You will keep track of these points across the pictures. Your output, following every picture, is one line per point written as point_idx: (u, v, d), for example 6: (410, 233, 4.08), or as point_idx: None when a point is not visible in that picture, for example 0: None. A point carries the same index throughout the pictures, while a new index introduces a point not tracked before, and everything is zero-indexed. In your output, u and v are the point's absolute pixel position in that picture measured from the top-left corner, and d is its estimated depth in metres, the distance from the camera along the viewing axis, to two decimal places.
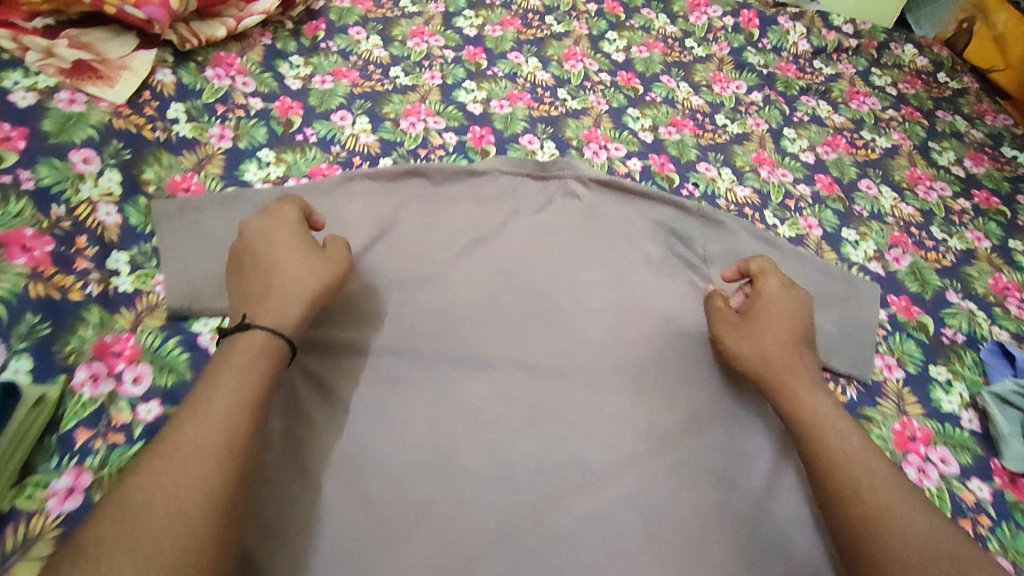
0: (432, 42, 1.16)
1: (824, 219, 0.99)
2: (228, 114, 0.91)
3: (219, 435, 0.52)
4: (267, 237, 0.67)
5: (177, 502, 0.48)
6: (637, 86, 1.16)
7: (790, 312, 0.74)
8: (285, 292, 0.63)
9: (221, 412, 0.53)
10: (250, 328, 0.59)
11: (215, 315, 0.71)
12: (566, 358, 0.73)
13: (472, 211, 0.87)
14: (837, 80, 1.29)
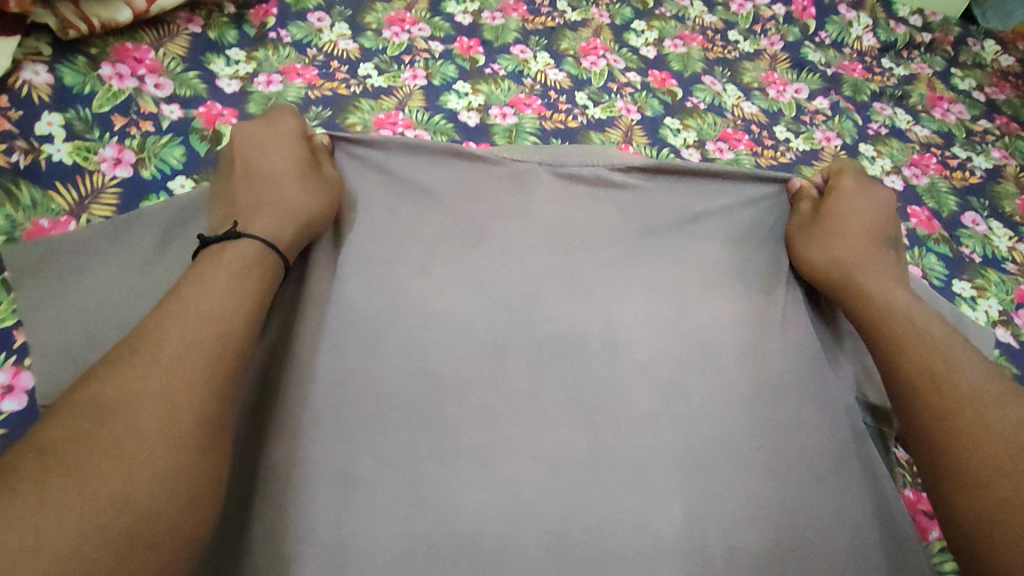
0: (414, 31, 0.92)
1: (927, 266, 0.76)
2: (129, 129, 0.66)
3: (196, 369, 0.42)
4: (269, 145, 0.60)
5: (161, 405, 0.39)
6: (675, 89, 0.92)
7: (872, 228, 0.66)
8: (281, 202, 0.56)
9: (215, 311, 0.45)
10: (238, 237, 0.51)
11: None
12: (607, 496, 0.50)
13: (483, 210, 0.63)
14: (914, 82, 1.05)
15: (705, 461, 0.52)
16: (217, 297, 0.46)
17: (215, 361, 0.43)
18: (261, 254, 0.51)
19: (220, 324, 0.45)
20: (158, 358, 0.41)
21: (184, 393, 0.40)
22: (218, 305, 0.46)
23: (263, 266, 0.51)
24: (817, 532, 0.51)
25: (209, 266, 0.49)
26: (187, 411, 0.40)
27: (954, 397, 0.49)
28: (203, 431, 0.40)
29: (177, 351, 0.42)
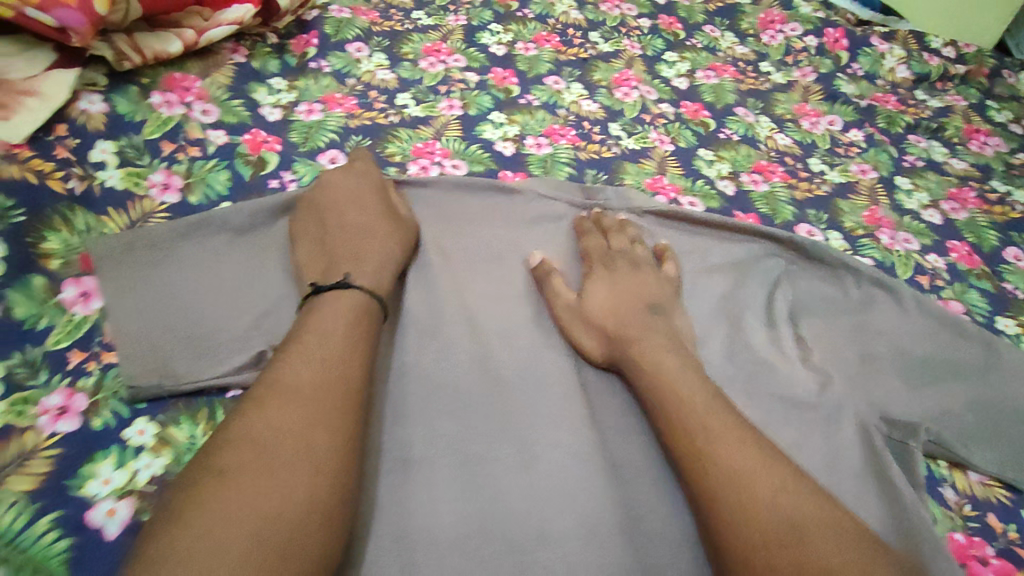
0: (450, 62, 0.94)
1: (969, 303, 0.74)
2: (177, 155, 0.68)
3: (325, 414, 0.44)
4: (356, 192, 0.63)
5: (305, 440, 0.42)
6: (708, 119, 0.92)
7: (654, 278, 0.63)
8: (373, 248, 0.58)
9: (339, 352, 0.48)
10: (350, 288, 0.54)
11: (124, 466, 0.47)
12: (645, 539, 0.50)
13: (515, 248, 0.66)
14: (949, 114, 1.04)
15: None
16: (334, 342, 0.49)
17: (339, 404, 0.45)
18: (366, 304, 0.54)
19: (339, 368, 0.47)
20: (288, 408, 0.44)
21: (319, 440, 0.43)
22: (335, 351, 0.48)
23: (369, 313, 0.53)
24: None
25: (325, 314, 0.51)
26: (323, 452, 0.42)
27: (737, 471, 0.45)
28: (339, 470, 0.43)
29: (305, 398, 0.44)
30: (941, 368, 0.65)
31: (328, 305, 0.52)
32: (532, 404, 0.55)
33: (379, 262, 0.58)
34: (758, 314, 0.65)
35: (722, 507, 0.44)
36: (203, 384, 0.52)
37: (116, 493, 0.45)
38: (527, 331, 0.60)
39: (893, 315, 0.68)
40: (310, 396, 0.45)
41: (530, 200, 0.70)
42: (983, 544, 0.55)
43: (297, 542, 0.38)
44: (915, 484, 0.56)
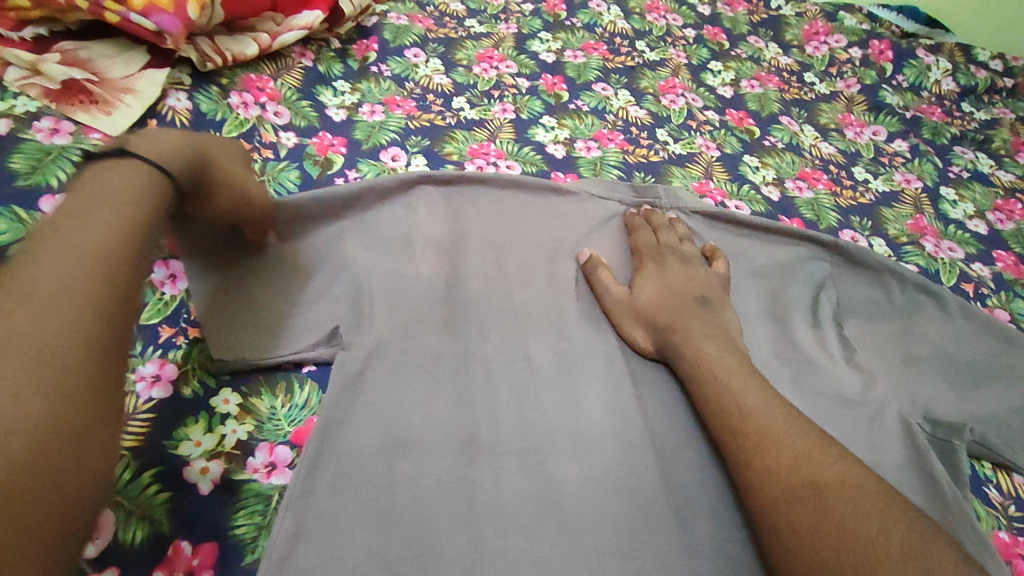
0: (502, 68, 0.98)
1: (1016, 311, 0.75)
2: (252, 153, 0.72)
3: (99, 261, 0.37)
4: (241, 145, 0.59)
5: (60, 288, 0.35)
6: (752, 127, 0.94)
7: (705, 279, 0.65)
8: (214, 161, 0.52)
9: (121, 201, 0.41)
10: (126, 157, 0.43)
11: (229, 423, 0.52)
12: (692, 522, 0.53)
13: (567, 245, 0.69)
14: (996, 127, 1.04)
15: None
16: (108, 193, 0.41)
17: (108, 248, 0.38)
18: (150, 176, 0.44)
19: (125, 220, 0.40)
20: (52, 259, 0.36)
21: (87, 282, 0.36)
22: (122, 203, 0.41)
23: (150, 182, 0.44)
24: None
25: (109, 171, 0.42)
26: (92, 296, 0.36)
27: (764, 445, 0.49)
28: (93, 331, 0.35)
29: (87, 245, 0.37)
30: (984, 373, 0.66)
31: (109, 168, 0.43)
32: (584, 394, 0.58)
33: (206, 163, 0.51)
34: (802, 315, 0.68)
35: (752, 482, 0.48)
36: (280, 360, 0.57)
37: (223, 447, 0.51)
38: (578, 324, 0.63)
39: (937, 320, 0.69)
40: (72, 253, 0.36)
41: (581, 200, 0.73)
42: None
43: (67, 402, 0.32)
44: (959, 481, 0.57)
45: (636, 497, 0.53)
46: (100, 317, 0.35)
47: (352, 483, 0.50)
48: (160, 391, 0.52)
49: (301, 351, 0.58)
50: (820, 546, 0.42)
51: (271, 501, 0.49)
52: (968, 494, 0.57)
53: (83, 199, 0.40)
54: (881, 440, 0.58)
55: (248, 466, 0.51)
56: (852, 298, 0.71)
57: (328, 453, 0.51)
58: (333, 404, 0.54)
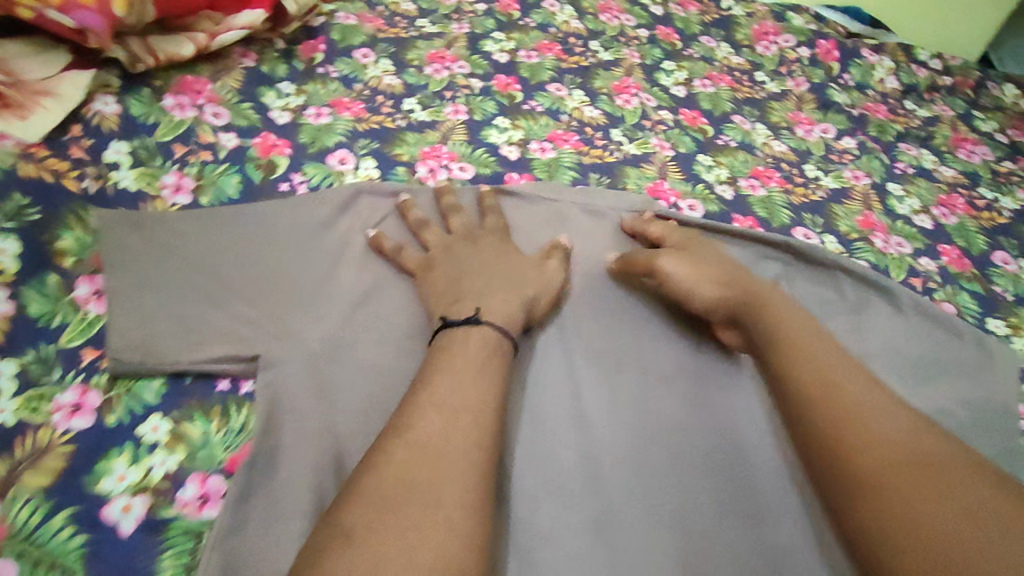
0: (455, 68, 0.96)
1: (962, 305, 0.76)
2: (190, 158, 0.68)
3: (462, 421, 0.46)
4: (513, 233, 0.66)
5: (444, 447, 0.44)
6: (706, 126, 0.95)
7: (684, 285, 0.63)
8: (525, 288, 0.59)
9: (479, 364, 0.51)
10: (479, 325, 0.54)
11: (169, 453, 0.48)
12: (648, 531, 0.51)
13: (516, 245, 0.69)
14: (937, 124, 1.08)
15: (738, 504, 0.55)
16: (459, 367, 0.50)
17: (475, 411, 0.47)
18: (496, 338, 0.54)
19: (463, 389, 0.48)
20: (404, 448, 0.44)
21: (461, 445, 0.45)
22: (462, 372, 0.50)
23: (498, 347, 0.53)
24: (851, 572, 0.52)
25: (454, 342, 0.52)
26: (489, 434, 0.46)
27: (848, 417, 0.48)
28: (467, 460, 0.44)
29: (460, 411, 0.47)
30: (929, 370, 0.67)
31: (458, 343, 0.52)
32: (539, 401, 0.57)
33: (519, 294, 0.58)
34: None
35: (839, 459, 0.46)
36: (184, 367, 0.52)
37: (152, 482, 0.47)
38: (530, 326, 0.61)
39: (886, 314, 0.71)
40: (443, 426, 0.45)
41: (538, 206, 0.74)
42: None
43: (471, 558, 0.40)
44: None
45: (595, 509, 0.52)
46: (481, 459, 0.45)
47: (287, 513, 0.46)
48: (76, 425, 0.48)
49: (216, 363, 0.53)
50: (909, 529, 0.40)
51: (201, 538, 0.46)
52: None
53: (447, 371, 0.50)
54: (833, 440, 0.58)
55: (178, 502, 0.47)
56: (810, 293, 0.71)
57: (262, 483, 0.47)
58: (265, 428, 0.49)
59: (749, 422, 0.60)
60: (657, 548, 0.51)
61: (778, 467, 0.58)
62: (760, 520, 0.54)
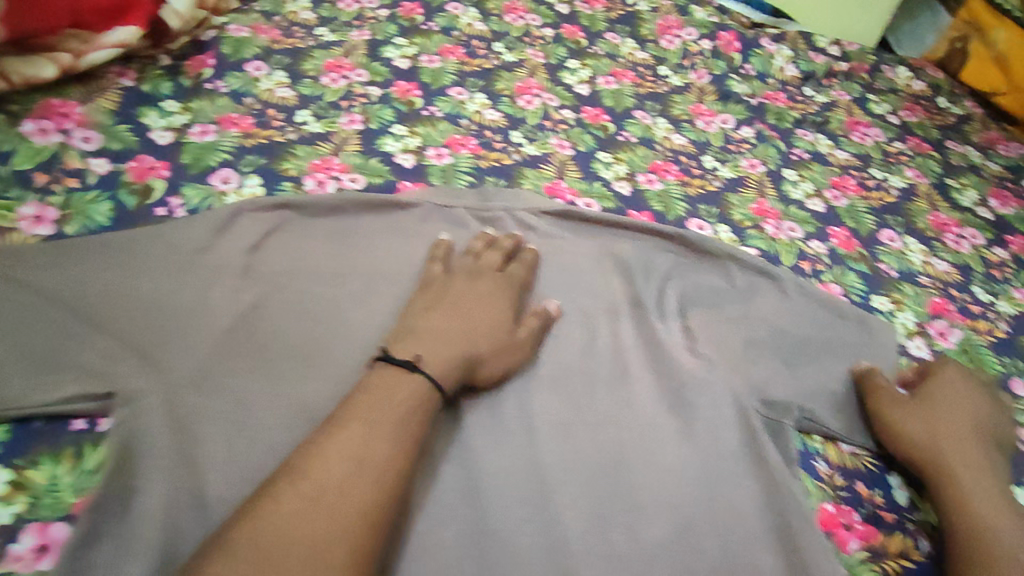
0: (352, 77, 0.94)
1: (849, 285, 0.79)
2: (52, 186, 0.66)
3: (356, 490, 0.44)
4: (497, 287, 0.64)
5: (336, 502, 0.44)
6: (608, 123, 0.96)
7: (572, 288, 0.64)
8: (477, 341, 0.58)
9: (397, 412, 0.49)
10: (415, 373, 0.52)
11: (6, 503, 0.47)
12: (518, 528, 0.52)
13: (399, 251, 0.70)
14: (833, 109, 1.11)
15: (619, 502, 0.55)
16: (376, 407, 0.49)
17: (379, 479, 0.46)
18: (424, 391, 0.52)
19: (374, 437, 0.47)
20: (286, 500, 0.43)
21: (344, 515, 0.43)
22: (378, 416, 0.49)
23: (426, 406, 0.52)
24: (719, 550, 0.54)
25: (376, 383, 0.51)
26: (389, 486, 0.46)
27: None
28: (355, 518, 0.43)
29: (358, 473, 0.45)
30: (814, 348, 0.70)
31: (386, 380, 0.51)
32: None
33: (468, 345, 0.57)
34: (650, 307, 0.69)
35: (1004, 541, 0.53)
36: (31, 411, 0.51)
37: None
38: None
39: (775, 300, 0.73)
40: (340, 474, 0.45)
41: (428, 208, 0.74)
42: (850, 510, 0.58)
43: None
44: (787, 459, 0.60)
45: (467, 520, 0.52)
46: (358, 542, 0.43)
47: (133, 550, 0.46)
48: None
49: (68, 403, 0.52)
50: None
51: None
52: (796, 471, 0.59)
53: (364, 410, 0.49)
54: (708, 427, 0.60)
55: (10, 556, 0.45)
56: (703, 284, 0.73)
57: (112, 520, 0.48)
58: (115, 467, 0.49)
59: (634, 415, 0.60)
60: (528, 551, 0.51)
61: (660, 460, 0.58)
62: (641, 515, 0.55)
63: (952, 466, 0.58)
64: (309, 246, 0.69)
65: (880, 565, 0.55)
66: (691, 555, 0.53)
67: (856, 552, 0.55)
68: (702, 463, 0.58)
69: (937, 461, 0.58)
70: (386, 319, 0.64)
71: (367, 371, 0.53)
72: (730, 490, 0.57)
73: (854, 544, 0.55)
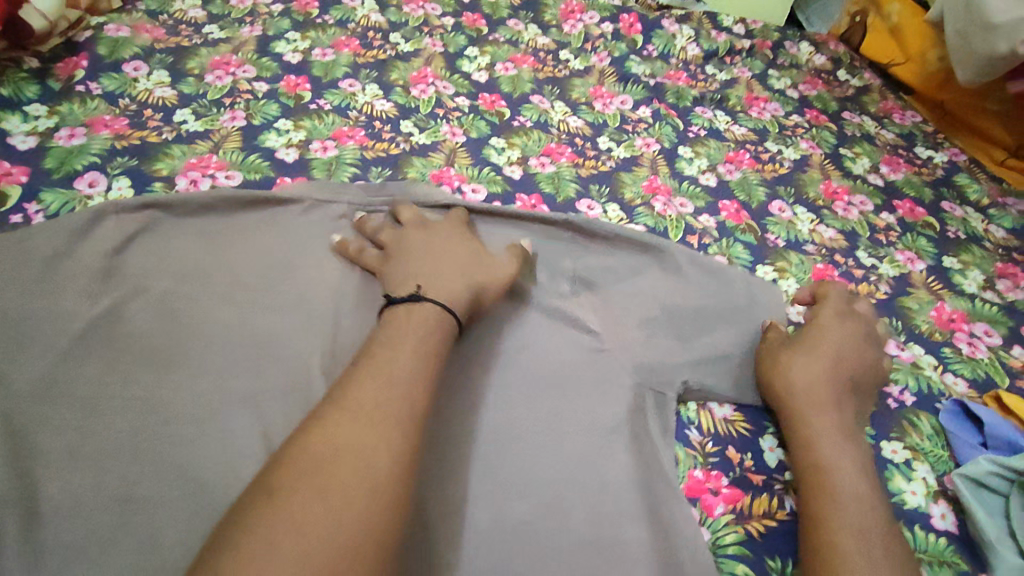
0: (239, 73, 0.92)
1: (734, 256, 0.80)
2: None
3: (380, 446, 0.44)
4: (453, 229, 0.69)
5: (361, 456, 0.43)
6: (503, 109, 0.95)
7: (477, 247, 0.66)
8: (471, 271, 0.62)
9: (407, 369, 0.50)
10: (422, 300, 0.57)
11: None
12: None
13: (271, 245, 0.69)
14: (734, 86, 1.13)
15: (482, 480, 0.55)
16: (391, 366, 0.50)
17: (398, 430, 0.46)
18: (437, 314, 0.56)
19: (392, 392, 0.48)
20: (298, 468, 0.42)
21: (373, 470, 0.43)
22: (394, 374, 0.49)
23: (440, 324, 0.56)
24: (587, 521, 0.54)
25: (386, 331, 0.54)
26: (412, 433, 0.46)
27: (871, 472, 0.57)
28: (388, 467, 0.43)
29: (381, 431, 0.45)
30: (700, 317, 0.70)
31: (396, 320, 0.55)
32: (276, 406, 0.57)
33: (466, 277, 0.61)
34: (540, 289, 0.69)
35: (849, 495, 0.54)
36: None
37: None
38: (275, 330, 0.62)
39: (664, 277, 0.73)
40: (369, 423, 0.45)
41: (310, 208, 0.73)
42: (720, 476, 0.60)
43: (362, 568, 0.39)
44: (661, 430, 0.61)
45: None
46: (394, 493, 0.43)
47: None
48: None
49: None
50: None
51: None
52: (668, 440, 0.60)
53: (380, 366, 0.50)
54: (580, 401, 0.61)
55: None
56: (590, 258, 0.73)
57: None
58: None
59: (508, 395, 0.60)
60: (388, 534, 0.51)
61: (532, 436, 0.58)
62: (505, 491, 0.54)
63: (801, 407, 0.60)
64: (179, 246, 0.67)
65: (743, 527, 0.57)
66: (552, 529, 0.53)
67: (718, 516, 0.57)
68: (573, 436, 0.58)
69: (792, 405, 0.61)
70: (255, 314, 0.63)
71: (382, 313, 0.58)
72: (600, 462, 0.57)
73: (718, 508, 0.57)
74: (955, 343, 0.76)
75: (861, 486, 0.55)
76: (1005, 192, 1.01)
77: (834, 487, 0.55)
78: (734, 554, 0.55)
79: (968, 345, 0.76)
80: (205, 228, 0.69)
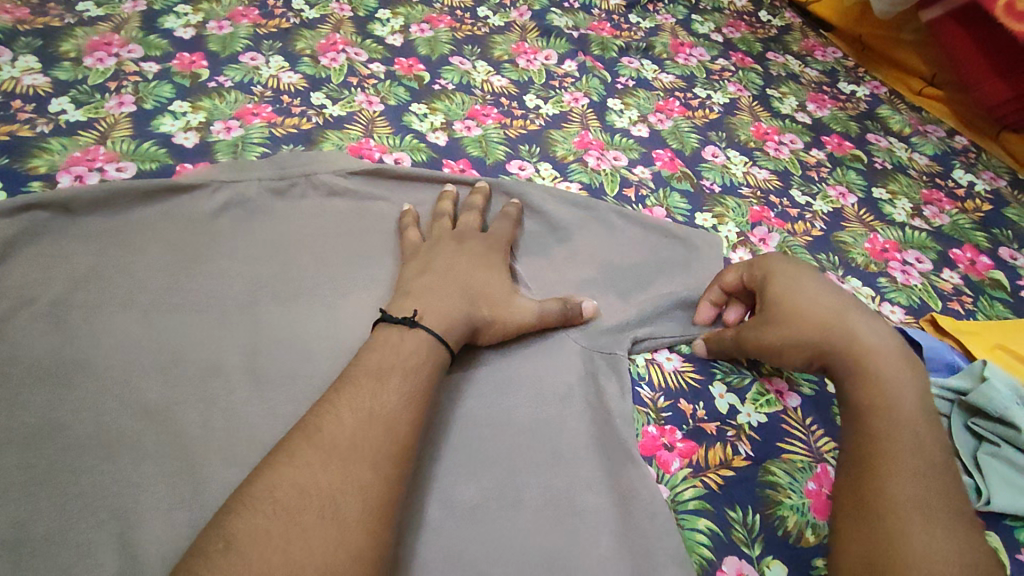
0: (123, 54, 0.82)
1: (672, 206, 0.79)
2: None
3: (357, 491, 0.41)
4: (478, 244, 0.62)
5: (342, 485, 0.40)
6: (422, 73, 0.90)
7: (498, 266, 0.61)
8: (477, 301, 0.57)
9: (400, 386, 0.47)
10: (418, 327, 0.51)
11: None
12: None
13: (171, 239, 0.62)
14: (659, 33, 1.10)
15: (429, 466, 0.52)
16: (380, 386, 0.46)
17: (378, 472, 0.42)
18: (432, 347, 0.51)
19: (381, 417, 0.44)
20: (262, 522, 0.38)
21: (349, 519, 0.39)
22: (387, 395, 0.46)
23: (433, 358, 0.50)
24: (541, 497, 0.52)
25: (369, 358, 0.49)
26: (401, 459, 0.44)
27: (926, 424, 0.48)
28: (374, 498, 0.41)
29: (358, 474, 0.41)
30: (643, 274, 0.69)
31: (383, 348, 0.50)
32: (191, 415, 0.52)
33: (472, 308, 0.56)
34: None
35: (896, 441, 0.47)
36: None
37: None
38: (184, 330, 0.57)
39: (602, 235, 0.71)
40: (350, 451, 0.42)
41: (214, 193, 0.66)
42: (673, 430, 0.59)
43: None
44: (618, 392, 0.59)
45: None
46: (371, 544, 0.39)
47: None
48: None
49: None
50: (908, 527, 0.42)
51: None
52: (623, 399, 0.59)
53: (371, 384, 0.46)
54: (527, 372, 0.59)
55: None
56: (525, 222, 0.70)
57: None
58: None
59: (449, 374, 0.57)
60: None
61: (481, 414, 0.55)
62: (455, 476, 0.52)
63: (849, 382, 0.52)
64: (61, 247, 0.59)
65: (700, 480, 0.56)
66: (506, 509, 0.51)
67: (672, 471, 0.56)
68: (520, 409, 0.56)
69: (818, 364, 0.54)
70: (161, 317, 0.57)
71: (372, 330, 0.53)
72: (552, 432, 0.55)
73: (672, 463, 0.56)
74: (889, 272, 0.77)
75: (922, 433, 0.47)
76: (925, 120, 1.03)
77: (881, 454, 0.46)
78: (695, 509, 0.54)
79: (902, 274, 0.77)
80: (92, 226, 0.61)
